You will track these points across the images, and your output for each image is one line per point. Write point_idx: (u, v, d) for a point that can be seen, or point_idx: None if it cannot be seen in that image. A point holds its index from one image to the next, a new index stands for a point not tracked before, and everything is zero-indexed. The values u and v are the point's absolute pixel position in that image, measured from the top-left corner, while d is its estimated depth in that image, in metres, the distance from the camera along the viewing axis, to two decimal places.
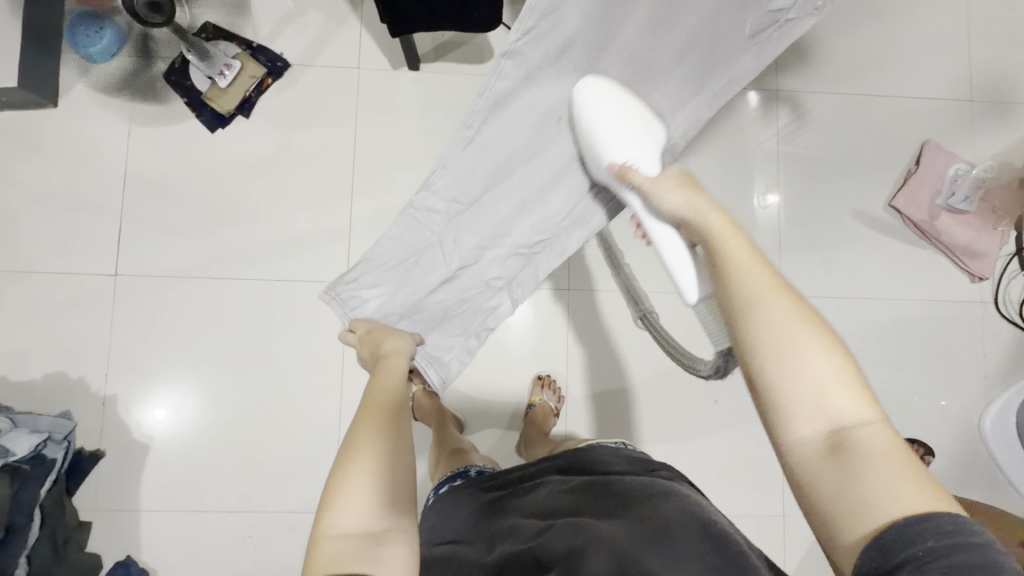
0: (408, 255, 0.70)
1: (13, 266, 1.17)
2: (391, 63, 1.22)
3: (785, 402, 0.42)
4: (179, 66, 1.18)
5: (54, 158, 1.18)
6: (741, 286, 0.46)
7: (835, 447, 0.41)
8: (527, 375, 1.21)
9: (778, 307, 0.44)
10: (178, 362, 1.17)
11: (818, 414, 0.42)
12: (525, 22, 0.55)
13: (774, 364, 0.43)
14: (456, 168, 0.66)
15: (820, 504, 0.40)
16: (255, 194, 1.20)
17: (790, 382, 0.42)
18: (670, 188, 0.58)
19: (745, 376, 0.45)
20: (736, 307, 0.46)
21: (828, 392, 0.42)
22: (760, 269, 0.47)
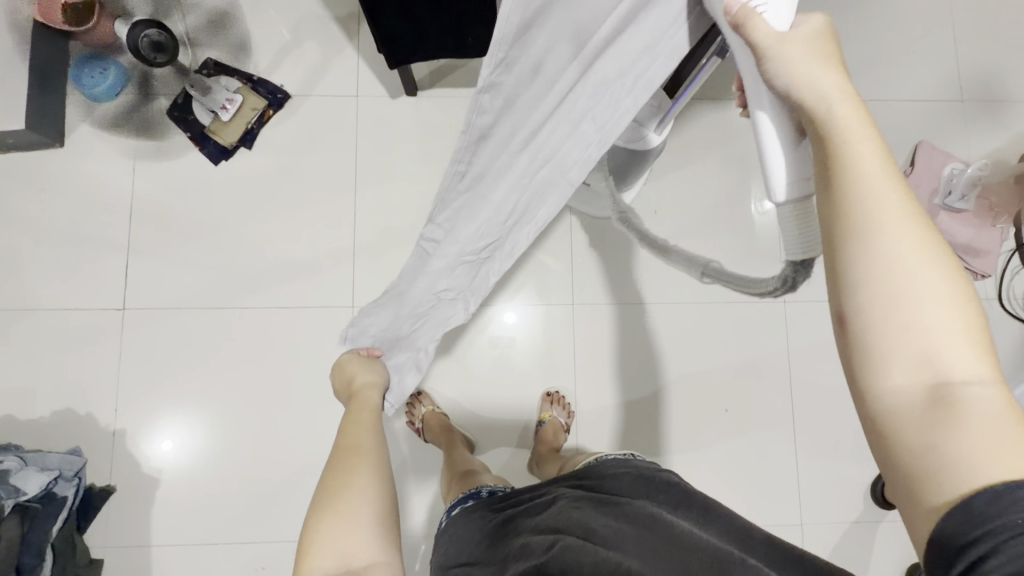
0: (406, 279, 0.68)
1: (22, 304, 1.18)
2: (388, 90, 1.25)
3: (879, 345, 0.39)
4: (182, 101, 1.21)
5: (60, 196, 1.20)
6: (856, 198, 0.39)
7: (937, 399, 0.37)
8: (535, 392, 1.21)
9: (900, 234, 0.39)
10: (187, 393, 1.17)
11: (922, 361, 0.38)
12: (493, 56, 0.43)
13: (884, 291, 0.38)
14: (455, 201, 0.58)
15: (905, 457, 0.37)
16: (259, 223, 1.21)
17: (891, 333, 0.38)
18: (798, 55, 0.43)
19: (836, 309, 0.41)
20: (837, 222, 0.40)
21: (943, 334, 0.38)
22: (891, 182, 0.40)
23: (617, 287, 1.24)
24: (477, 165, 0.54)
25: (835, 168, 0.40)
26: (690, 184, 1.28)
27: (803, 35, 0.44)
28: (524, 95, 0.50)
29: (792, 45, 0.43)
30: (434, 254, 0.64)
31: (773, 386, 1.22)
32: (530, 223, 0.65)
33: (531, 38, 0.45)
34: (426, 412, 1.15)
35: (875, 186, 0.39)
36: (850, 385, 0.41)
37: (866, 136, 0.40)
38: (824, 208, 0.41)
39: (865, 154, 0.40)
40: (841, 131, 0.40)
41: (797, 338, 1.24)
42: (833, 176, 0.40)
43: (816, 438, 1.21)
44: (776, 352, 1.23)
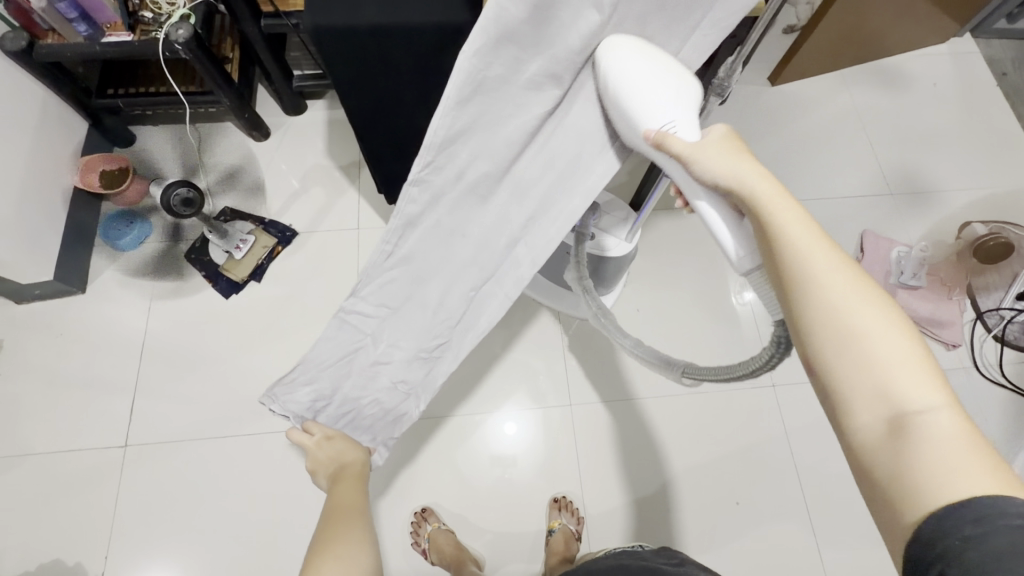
0: (338, 355, 0.71)
1: (23, 450, 1.18)
2: (386, 222, 1.40)
3: (841, 388, 0.42)
4: (199, 244, 1.34)
5: (77, 339, 1.27)
6: (792, 262, 0.44)
7: (897, 429, 0.39)
8: (543, 499, 1.18)
9: (846, 288, 0.42)
10: (182, 531, 1.13)
11: (879, 397, 0.40)
12: (421, 158, 0.54)
13: (832, 339, 0.42)
14: (379, 277, 0.65)
15: (873, 478, 0.40)
16: (263, 349, 1.27)
17: (851, 377, 0.41)
18: (714, 158, 0.49)
19: (803, 355, 0.45)
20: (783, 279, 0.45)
21: (895, 368, 0.40)
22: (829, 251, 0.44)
23: (612, 384, 1.28)
24: (404, 249, 0.63)
25: (771, 242, 0.45)
26: (666, 281, 1.39)
27: (712, 140, 0.51)
28: (463, 221, 0.64)
29: (710, 150, 0.50)
30: (367, 329, 0.70)
31: (779, 472, 1.21)
32: (474, 333, 0.74)
33: (458, 150, 0.55)
34: (433, 529, 1.12)
35: (817, 255, 0.43)
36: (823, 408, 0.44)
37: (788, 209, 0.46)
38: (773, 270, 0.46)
39: (793, 226, 0.45)
40: (765, 207, 0.46)
41: (792, 420, 1.26)
42: (774, 250, 0.45)
43: (836, 526, 1.18)
44: (775, 437, 1.24)
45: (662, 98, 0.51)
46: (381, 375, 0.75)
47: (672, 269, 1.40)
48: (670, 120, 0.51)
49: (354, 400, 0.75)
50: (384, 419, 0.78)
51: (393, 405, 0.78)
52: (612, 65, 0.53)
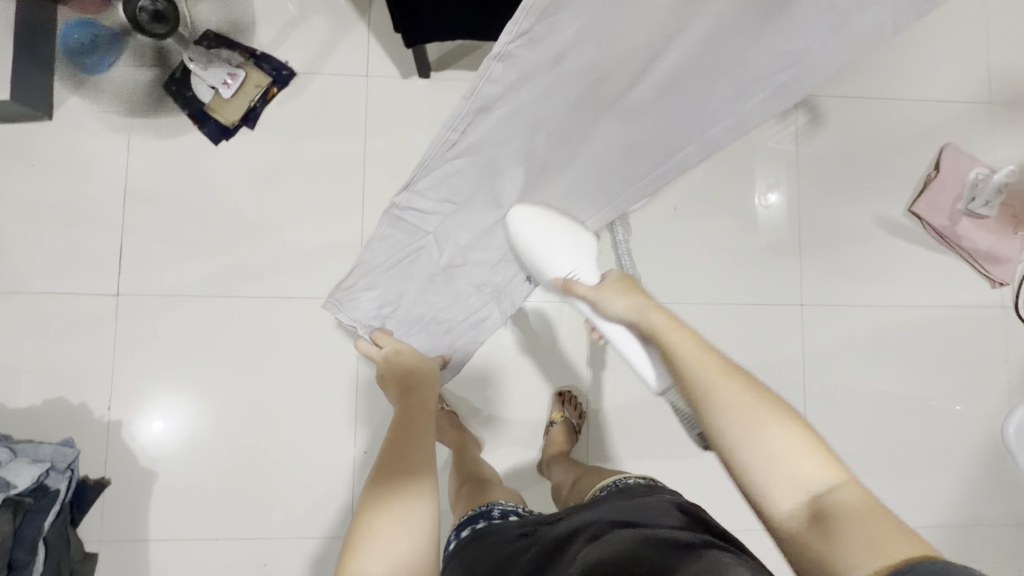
0: (397, 256, 0.68)
1: (11, 287, 1.12)
2: (400, 72, 1.18)
3: (761, 479, 0.46)
4: (180, 75, 1.14)
5: (51, 173, 1.13)
6: (696, 383, 0.51)
7: (816, 517, 0.43)
8: (547, 391, 1.18)
9: (728, 387, 0.50)
10: (183, 382, 1.12)
11: (792, 483, 0.45)
12: (515, 26, 0.44)
13: (738, 428, 0.48)
14: (441, 167, 0.57)
15: (808, 559, 0.42)
16: (260, 207, 1.15)
17: (763, 468, 0.46)
18: (611, 295, 0.66)
19: (724, 460, 0.49)
20: (693, 395, 0.52)
21: (791, 451, 0.46)
22: (708, 351, 0.54)
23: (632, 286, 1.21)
24: (470, 137, 0.55)
25: (677, 365, 0.54)
26: (711, 179, 1.23)
27: (610, 280, 0.67)
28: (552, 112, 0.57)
29: (608, 292, 0.66)
30: (427, 226, 0.66)
31: (787, 390, 1.21)
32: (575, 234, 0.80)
33: (559, 20, 0.45)
34: (435, 410, 1.12)
35: (708, 368, 0.52)
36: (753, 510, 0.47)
37: (676, 328, 0.57)
38: (683, 391, 0.53)
39: (685, 342, 0.55)
40: (661, 331, 0.58)
41: (811, 342, 1.22)
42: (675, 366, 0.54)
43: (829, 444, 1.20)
44: (790, 356, 1.21)
45: (565, 258, 0.73)
46: (460, 276, 0.78)
47: (721, 164, 1.23)
48: (572, 270, 0.72)
49: (417, 292, 0.76)
50: (463, 324, 0.89)
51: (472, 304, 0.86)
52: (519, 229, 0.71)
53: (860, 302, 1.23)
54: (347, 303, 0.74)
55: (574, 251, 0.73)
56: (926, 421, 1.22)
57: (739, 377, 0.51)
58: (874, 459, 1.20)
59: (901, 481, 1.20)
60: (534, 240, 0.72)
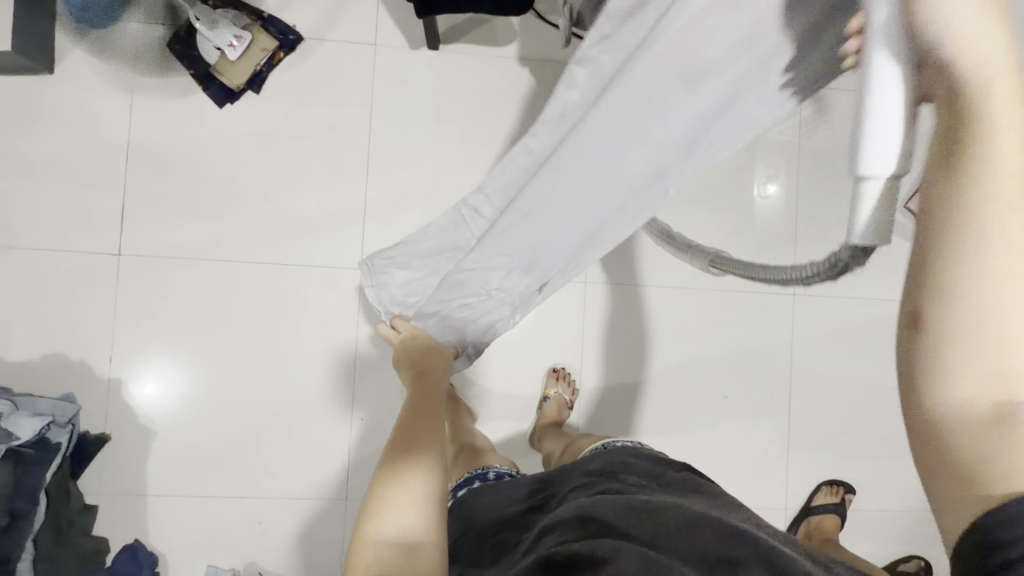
0: (440, 246, 0.82)
1: (10, 241, 1.11)
2: (408, 42, 1.17)
3: (952, 354, 0.32)
4: (184, 34, 1.12)
5: (50, 128, 1.12)
6: (964, 215, 0.31)
7: (1002, 415, 0.31)
8: (542, 367, 1.21)
9: (1011, 229, 0.31)
10: (181, 343, 1.13)
11: (994, 371, 0.31)
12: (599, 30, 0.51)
13: (962, 302, 0.32)
14: (504, 171, 0.67)
15: (951, 463, 0.33)
16: (262, 173, 1.15)
17: (967, 347, 0.31)
18: (940, 6, 0.30)
19: (911, 306, 0.33)
20: (945, 219, 0.31)
21: (1020, 343, 0.31)
22: (1021, 153, 0.30)
23: (629, 269, 1.22)
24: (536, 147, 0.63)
25: (960, 156, 0.31)
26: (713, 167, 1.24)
27: None
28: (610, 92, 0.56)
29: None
30: (474, 228, 0.76)
31: (773, 376, 1.24)
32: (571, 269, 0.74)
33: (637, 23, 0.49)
34: None
35: (1001, 164, 0.30)
36: (904, 397, 0.34)
37: (1011, 110, 0.31)
38: (923, 205, 0.32)
39: (1003, 123, 0.30)
40: (969, 131, 0.31)
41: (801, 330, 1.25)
42: (943, 165, 0.32)
43: (810, 429, 1.25)
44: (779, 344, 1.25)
45: None
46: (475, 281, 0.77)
47: None
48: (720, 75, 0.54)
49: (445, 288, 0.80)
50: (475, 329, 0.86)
51: (484, 308, 0.82)
52: None
53: (849, 294, 1.26)
54: (380, 277, 0.92)
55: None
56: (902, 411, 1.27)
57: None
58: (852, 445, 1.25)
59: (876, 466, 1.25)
60: None
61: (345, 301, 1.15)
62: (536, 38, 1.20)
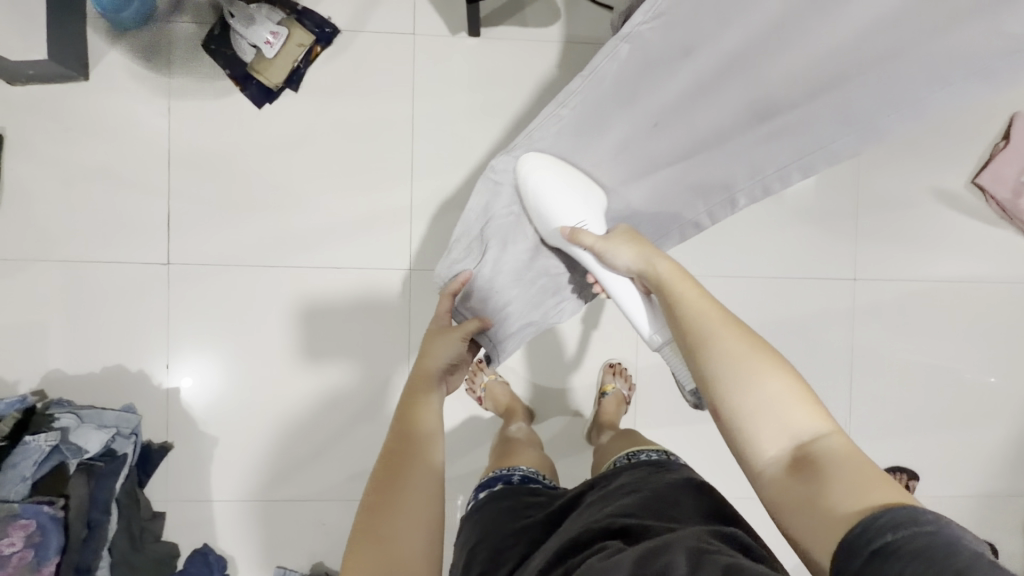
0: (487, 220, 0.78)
1: (58, 253, 1.11)
2: (448, 29, 1.12)
3: (749, 428, 0.49)
4: (219, 32, 1.09)
5: (89, 136, 1.10)
6: (700, 338, 0.53)
7: (798, 462, 0.46)
8: (597, 362, 1.19)
9: (729, 340, 0.52)
10: (231, 349, 1.13)
11: (780, 433, 0.48)
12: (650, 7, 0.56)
13: (730, 388, 0.50)
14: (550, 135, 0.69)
15: (796, 510, 0.44)
16: (306, 174, 1.12)
17: (750, 419, 0.49)
18: (617, 244, 0.68)
19: (713, 405, 0.51)
20: (694, 347, 0.54)
21: (784, 403, 0.48)
22: (709, 304, 0.56)
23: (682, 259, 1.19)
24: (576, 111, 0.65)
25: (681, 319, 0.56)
26: None
27: (618, 233, 0.70)
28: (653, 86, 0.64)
29: (617, 241, 0.69)
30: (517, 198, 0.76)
31: (834, 363, 1.21)
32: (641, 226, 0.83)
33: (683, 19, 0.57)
34: (490, 380, 1.14)
35: (709, 324, 0.54)
36: (738, 461, 0.50)
37: (688, 285, 0.59)
38: (679, 336, 0.56)
39: (691, 296, 0.57)
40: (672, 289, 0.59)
41: (862, 316, 1.21)
42: (676, 315, 0.57)
43: (871, 416, 1.22)
44: (839, 331, 1.21)
45: (574, 210, 0.73)
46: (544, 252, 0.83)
47: None
48: (581, 221, 0.74)
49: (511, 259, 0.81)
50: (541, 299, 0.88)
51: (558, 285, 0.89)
52: (535, 181, 0.71)
53: (911, 277, 1.22)
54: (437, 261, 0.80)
55: (584, 204, 0.74)
56: (966, 395, 1.23)
57: (732, 323, 0.54)
58: (915, 430, 1.23)
59: (939, 451, 1.23)
60: (546, 188, 0.71)
61: (397, 303, 1.14)
62: (580, 19, 1.14)
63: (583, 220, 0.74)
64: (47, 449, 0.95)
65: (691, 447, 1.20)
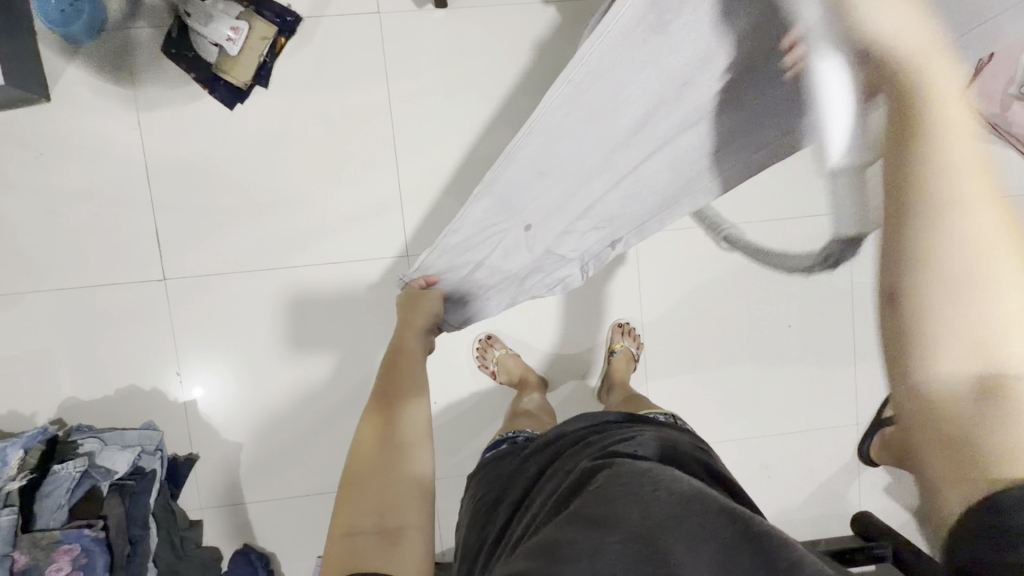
0: (477, 234, 0.67)
1: (52, 282, 1.09)
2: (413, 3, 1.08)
3: (931, 333, 0.39)
4: (177, 35, 1.05)
5: (62, 159, 1.07)
6: (922, 184, 0.39)
7: (987, 389, 0.37)
8: (604, 324, 1.20)
9: (979, 217, 0.38)
10: (238, 355, 1.13)
11: (978, 346, 0.37)
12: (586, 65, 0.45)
13: (949, 260, 0.38)
14: (489, 193, 0.60)
15: (948, 447, 0.38)
16: (290, 172, 1.10)
17: (945, 308, 0.38)
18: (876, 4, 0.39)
19: (887, 286, 0.41)
20: (905, 187, 0.40)
21: (1012, 318, 0.37)
22: (969, 143, 0.39)
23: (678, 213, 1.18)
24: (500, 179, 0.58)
25: (908, 143, 0.40)
26: None
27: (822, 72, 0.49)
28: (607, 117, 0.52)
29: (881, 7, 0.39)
30: (499, 220, 0.65)
31: (835, 297, 1.23)
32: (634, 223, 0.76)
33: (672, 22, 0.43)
34: (501, 354, 1.15)
35: (958, 175, 0.38)
36: (888, 365, 0.42)
37: (953, 125, 0.39)
38: (891, 184, 0.41)
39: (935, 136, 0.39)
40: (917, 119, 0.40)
41: (859, 247, 1.22)
42: (906, 149, 0.40)
43: (876, 344, 1.25)
44: (838, 264, 1.22)
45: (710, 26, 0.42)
46: (548, 246, 0.73)
47: None
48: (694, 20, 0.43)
49: (505, 261, 0.74)
50: (545, 277, 0.83)
51: (553, 270, 0.81)
52: None
53: None
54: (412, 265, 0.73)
55: None
56: None
57: (977, 167, 0.39)
58: None
59: None
60: None
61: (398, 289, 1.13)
62: None
63: None
64: (78, 475, 0.97)
65: (704, 394, 1.23)
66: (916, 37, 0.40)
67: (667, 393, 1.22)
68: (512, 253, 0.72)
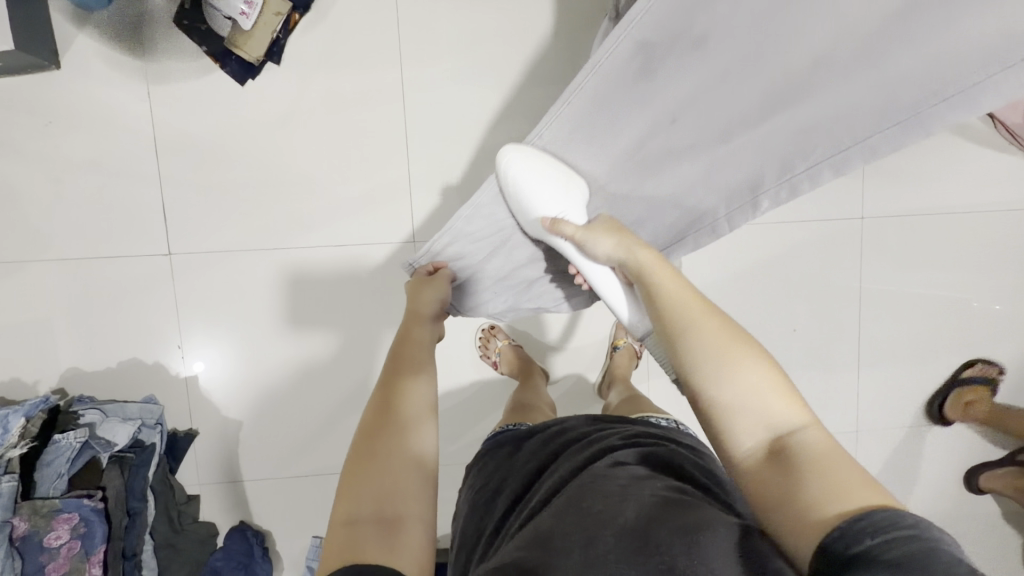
0: (487, 221, 0.78)
1: (56, 252, 1.09)
2: None
3: (726, 417, 0.48)
4: (189, 5, 1.03)
5: (69, 128, 1.06)
6: (676, 320, 0.54)
7: (773, 453, 0.45)
8: (608, 319, 1.19)
9: (716, 338, 0.52)
10: (240, 333, 1.13)
11: (761, 424, 0.46)
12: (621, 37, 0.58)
13: (713, 368, 0.50)
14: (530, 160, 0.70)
15: (772, 501, 0.43)
16: (298, 152, 1.09)
17: (729, 399, 0.48)
18: (595, 234, 0.69)
19: (691, 396, 0.51)
20: (672, 328, 0.54)
21: (768, 395, 0.47)
22: (688, 293, 0.57)
23: None
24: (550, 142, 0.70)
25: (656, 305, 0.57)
26: None
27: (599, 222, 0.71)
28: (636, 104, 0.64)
29: (596, 233, 0.69)
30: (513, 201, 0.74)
31: (842, 304, 1.22)
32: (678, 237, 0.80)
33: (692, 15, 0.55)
34: (503, 344, 1.15)
35: (691, 314, 0.54)
36: (716, 449, 0.50)
37: (664, 276, 0.60)
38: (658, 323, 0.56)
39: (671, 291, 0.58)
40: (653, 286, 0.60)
41: (870, 254, 1.21)
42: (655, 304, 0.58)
43: (879, 352, 1.24)
44: (847, 270, 1.21)
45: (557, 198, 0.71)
46: (556, 246, 0.82)
47: None
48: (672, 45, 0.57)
49: (514, 253, 0.83)
50: (554, 281, 0.90)
51: (564, 277, 0.90)
52: (511, 168, 0.70)
53: (919, 212, 1.20)
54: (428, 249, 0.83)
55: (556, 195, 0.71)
56: (974, 325, 1.24)
57: (702, 310, 0.55)
58: (923, 362, 1.25)
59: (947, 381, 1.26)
60: (529, 183, 0.70)
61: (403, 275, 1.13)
62: None
63: (563, 211, 0.71)
64: (78, 445, 0.98)
65: None
66: (625, 250, 0.66)
67: (667, 392, 1.22)
68: (521, 243, 0.81)
